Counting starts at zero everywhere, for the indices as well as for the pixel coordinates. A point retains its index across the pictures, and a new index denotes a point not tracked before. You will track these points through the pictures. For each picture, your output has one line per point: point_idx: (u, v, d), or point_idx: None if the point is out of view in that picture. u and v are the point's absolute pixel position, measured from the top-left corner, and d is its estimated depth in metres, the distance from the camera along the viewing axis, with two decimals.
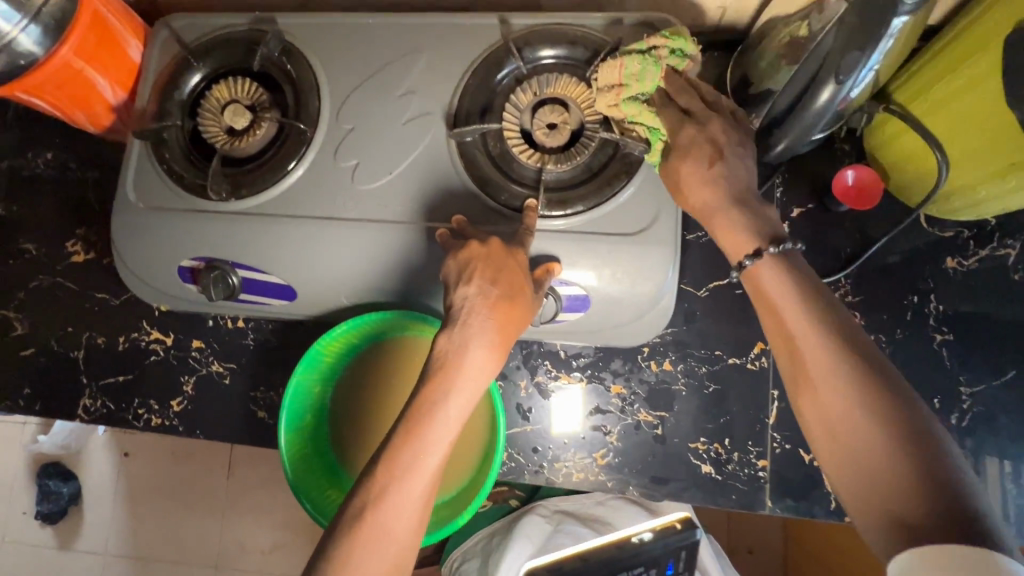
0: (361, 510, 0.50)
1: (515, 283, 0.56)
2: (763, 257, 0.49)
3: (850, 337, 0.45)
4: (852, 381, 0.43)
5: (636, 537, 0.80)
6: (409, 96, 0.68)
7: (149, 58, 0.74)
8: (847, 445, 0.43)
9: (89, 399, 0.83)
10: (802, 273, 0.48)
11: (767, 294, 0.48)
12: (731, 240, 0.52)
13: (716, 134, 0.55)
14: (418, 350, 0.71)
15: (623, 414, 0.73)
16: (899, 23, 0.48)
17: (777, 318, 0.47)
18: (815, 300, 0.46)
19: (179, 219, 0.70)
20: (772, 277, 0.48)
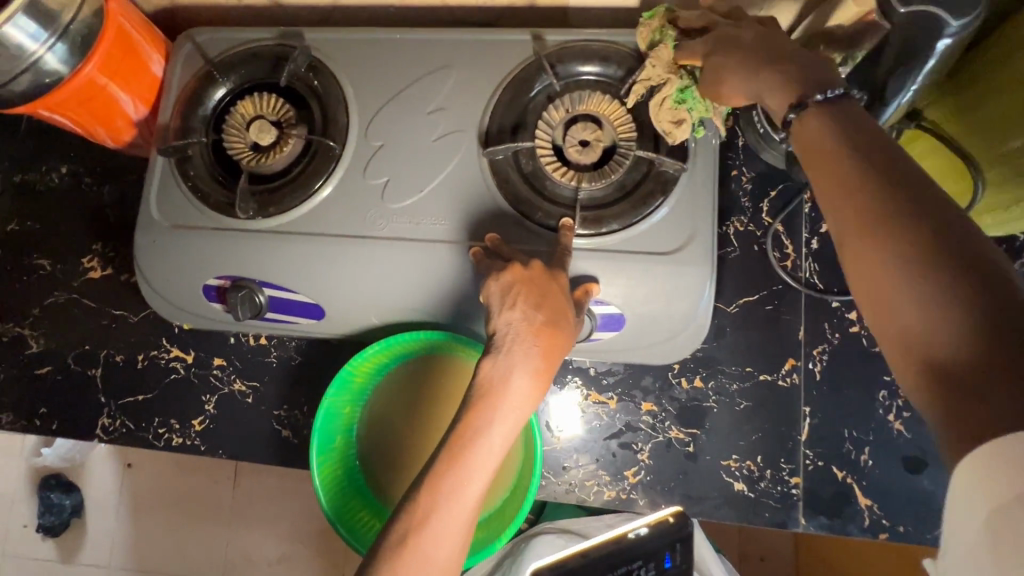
0: (403, 539, 0.48)
1: (558, 309, 0.56)
2: (806, 106, 0.41)
3: (908, 172, 0.36)
4: (909, 221, 0.34)
5: (632, 532, 0.71)
6: (439, 112, 0.68)
7: (171, 74, 0.73)
8: (887, 294, 0.34)
9: (108, 418, 0.81)
10: (852, 114, 0.40)
11: (807, 146, 0.40)
12: (773, 105, 0.45)
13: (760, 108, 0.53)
14: (463, 372, 0.69)
15: (653, 431, 0.73)
16: (942, 46, 0.49)
17: (818, 166, 0.39)
18: (865, 138, 0.38)
19: (205, 238, 0.69)
20: (816, 123, 0.40)
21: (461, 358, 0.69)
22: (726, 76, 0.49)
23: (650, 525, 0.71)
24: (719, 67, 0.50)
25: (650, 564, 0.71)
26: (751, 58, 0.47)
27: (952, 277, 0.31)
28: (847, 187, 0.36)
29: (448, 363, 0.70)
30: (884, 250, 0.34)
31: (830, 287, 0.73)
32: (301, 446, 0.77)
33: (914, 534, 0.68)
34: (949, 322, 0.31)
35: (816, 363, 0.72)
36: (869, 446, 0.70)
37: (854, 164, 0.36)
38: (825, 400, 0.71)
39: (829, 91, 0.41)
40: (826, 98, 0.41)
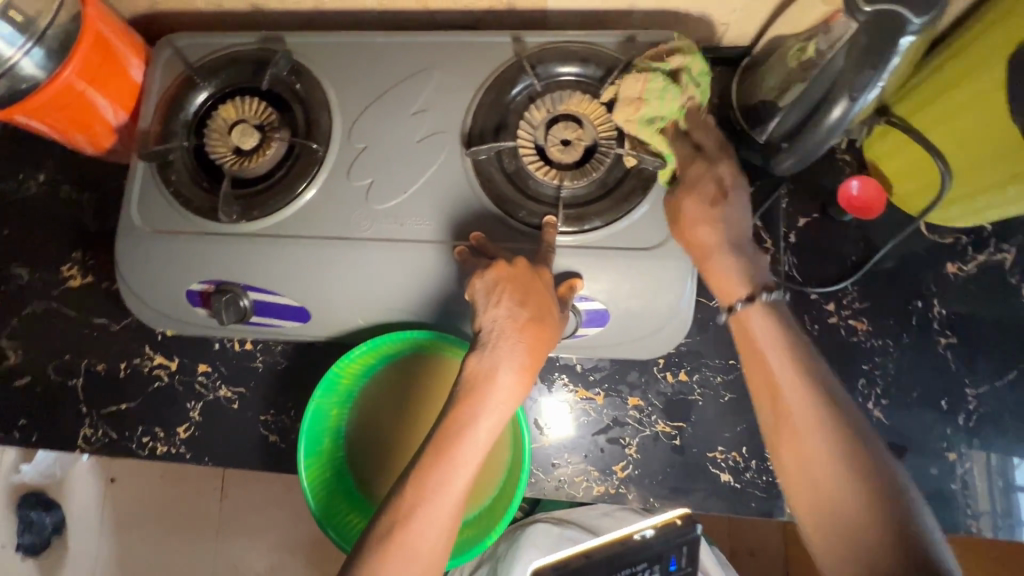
0: (388, 531, 0.49)
1: (543, 305, 0.57)
2: (753, 301, 0.54)
3: (820, 369, 0.50)
4: (826, 418, 0.48)
5: (637, 534, 0.68)
6: (422, 113, 0.68)
7: (152, 78, 0.72)
8: (816, 473, 0.47)
9: (90, 429, 0.80)
10: (783, 314, 0.54)
11: (746, 333, 0.54)
12: (723, 285, 0.57)
13: (711, 199, 0.59)
14: (451, 370, 0.70)
15: (640, 426, 0.74)
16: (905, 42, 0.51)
17: (757, 356, 0.52)
18: (793, 336, 0.52)
19: (187, 242, 0.68)
20: (757, 318, 0.54)
21: (448, 356, 0.69)
22: (688, 211, 0.59)
23: (657, 529, 0.69)
24: (682, 208, 0.60)
25: (658, 566, 0.72)
26: (704, 210, 0.59)
27: (856, 469, 0.46)
28: (782, 379, 0.50)
29: (435, 362, 0.70)
30: (811, 441, 0.47)
31: (808, 279, 0.75)
32: (289, 451, 0.77)
33: None
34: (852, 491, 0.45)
35: None
36: None
37: (788, 367, 0.50)
38: None
39: (769, 293, 0.55)
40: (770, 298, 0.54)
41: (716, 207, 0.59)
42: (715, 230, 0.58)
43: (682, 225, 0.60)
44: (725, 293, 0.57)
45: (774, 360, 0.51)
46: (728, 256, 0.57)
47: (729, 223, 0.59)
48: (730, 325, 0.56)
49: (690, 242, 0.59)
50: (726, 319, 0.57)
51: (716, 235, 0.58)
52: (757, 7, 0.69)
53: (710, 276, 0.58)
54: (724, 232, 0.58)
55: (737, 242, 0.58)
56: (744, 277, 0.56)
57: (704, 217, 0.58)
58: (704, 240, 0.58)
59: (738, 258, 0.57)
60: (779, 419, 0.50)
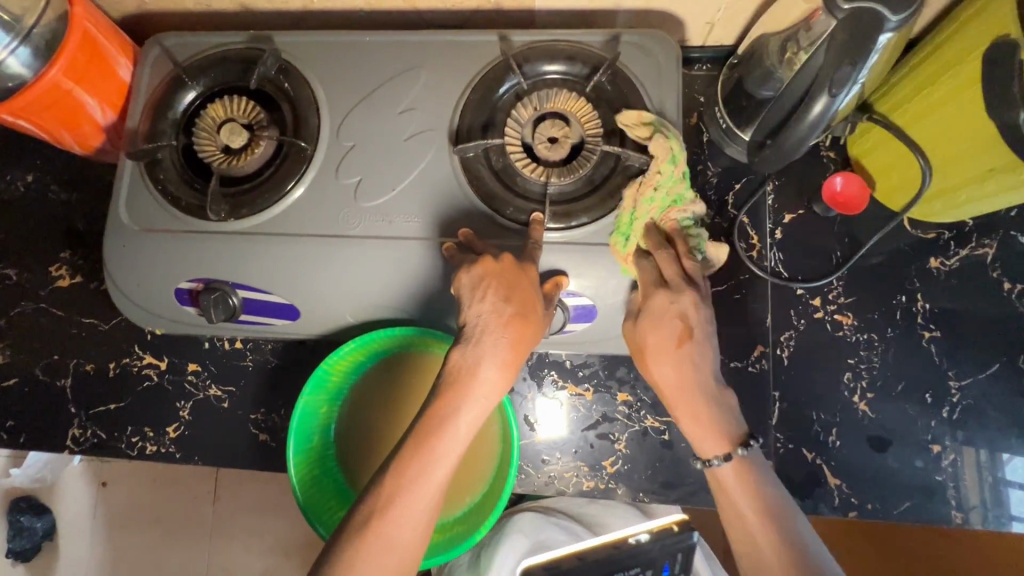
0: (366, 520, 0.50)
1: (527, 302, 0.57)
2: (729, 459, 0.55)
3: (794, 530, 0.52)
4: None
5: (633, 538, 0.75)
6: (410, 112, 0.69)
7: (140, 78, 0.72)
8: None
9: (79, 430, 0.80)
10: (759, 466, 0.55)
11: (725, 491, 0.55)
12: (701, 436, 0.56)
13: (678, 338, 0.58)
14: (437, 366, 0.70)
15: (630, 421, 0.74)
16: (884, 39, 0.54)
17: (736, 515, 0.54)
18: (768, 493, 0.54)
19: (176, 241, 0.68)
20: (732, 472, 0.55)
21: (437, 353, 0.69)
22: (653, 343, 0.59)
23: (652, 533, 0.76)
24: (646, 339, 0.60)
25: (649, 570, 0.75)
26: (670, 348, 0.58)
27: None
28: (754, 539, 0.52)
29: (423, 359, 0.71)
30: None
31: (794, 274, 0.76)
32: (279, 449, 0.76)
33: (882, 511, 0.70)
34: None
35: (783, 348, 0.74)
36: (837, 427, 0.72)
37: (757, 526, 0.52)
38: (792, 386, 0.73)
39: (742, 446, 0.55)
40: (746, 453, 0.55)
41: (682, 352, 0.58)
42: (681, 372, 0.58)
43: (648, 360, 0.59)
44: (705, 443, 0.56)
45: (751, 521, 0.53)
46: (702, 406, 0.57)
47: (696, 365, 0.58)
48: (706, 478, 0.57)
49: (659, 385, 0.59)
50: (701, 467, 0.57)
51: (682, 377, 0.57)
52: (740, 6, 0.70)
53: (683, 420, 0.58)
54: (693, 376, 0.57)
55: (707, 387, 0.57)
56: (718, 431, 0.56)
57: (672, 357, 0.58)
58: (676, 382, 0.58)
59: (710, 408, 0.56)
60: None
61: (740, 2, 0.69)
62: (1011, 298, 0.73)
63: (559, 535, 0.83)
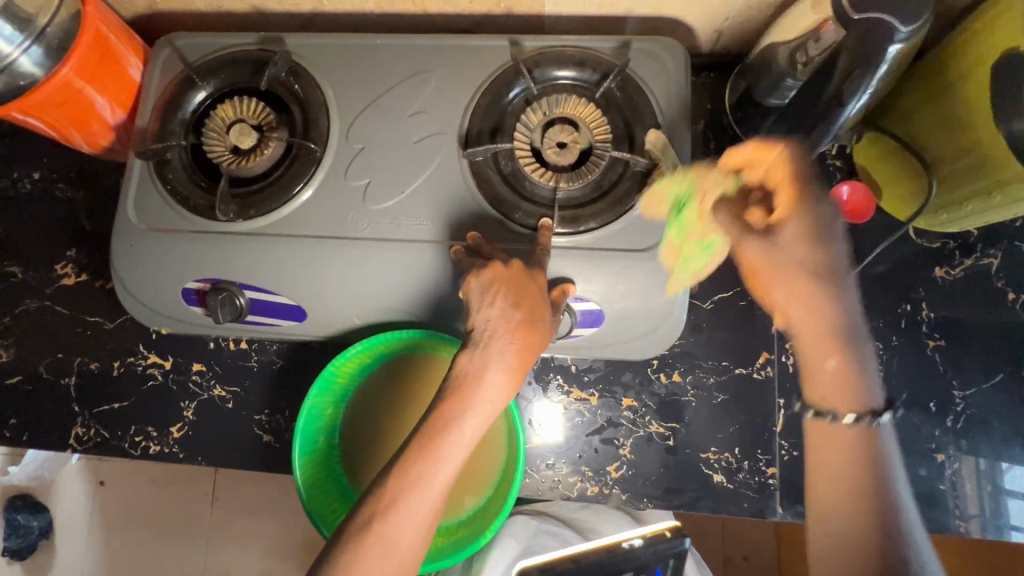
0: (366, 523, 0.49)
1: (536, 308, 0.57)
2: (854, 417, 0.52)
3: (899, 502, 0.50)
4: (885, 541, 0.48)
5: (626, 542, 0.76)
6: (420, 115, 0.69)
7: (150, 78, 0.73)
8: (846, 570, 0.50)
9: (82, 428, 0.79)
10: (881, 444, 0.52)
11: (821, 441, 0.53)
12: (828, 376, 0.54)
13: (819, 274, 0.55)
14: (443, 368, 0.70)
15: (634, 426, 0.74)
16: (893, 50, 0.54)
17: (829, 466, 0.53)
18: (880, 465, 0.52)
19: (184, 240, 0.68)
20: (846, 432, 0.52)
21: (444, 356, 0.69)
22: (785, 271, 0.57)
23: (645, 538, 0.77)
24: (778, 267, 0.57)
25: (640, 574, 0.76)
26: (806, 278, 0.55)
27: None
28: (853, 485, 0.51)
29: (428, 361, 0.71)
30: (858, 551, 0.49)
31: None
32: (283, 450, 0.76)
33: None
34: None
35: (789, 356, 0.74)
36: None
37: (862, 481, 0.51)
38: (797, 393, 0.73)
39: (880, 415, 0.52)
40: (882, 420, 0.52)
41: (826, 294, 0.55)
42: (815, 308, 0.55)
43: (766, 287, 0.58)
44: (831, 381, 0.54)
45: (847, 486, 0.51)
46: (840, 347, 0.53)
47: (841, 308, 0.54)
48: (807, 424, 0.55)
49: (782, 310, 0.57)
50: (807, 412, 0.55)
51: (811, 311, 0.55)
52: (749, 14, 0.71)
53: (809, 357, 0.55)
54: (832, 318, 0.54)
55: (840, 333, 0.54)
56: (848, 385, 0.53)
57: (805, 294, 0.55)
58: (800, 317, 0.55)
59: (849, 358, 0.53)
60: (832, 525, 0.51)
61: (749, 11, 0.70)
62: (1014, 308, 0.74)
63: (550, 542, 0.83)
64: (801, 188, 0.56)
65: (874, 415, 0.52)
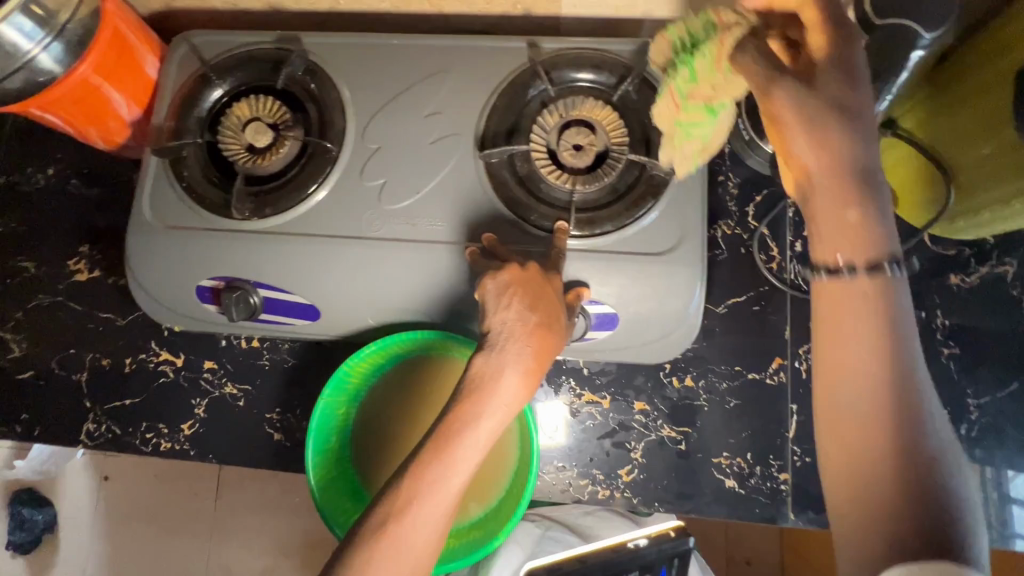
0: (381, 524, 0.49)
1: (552, 311, 0.57)
2: (866, 271, 0.40)
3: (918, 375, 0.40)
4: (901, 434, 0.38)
5: (631, 542, 0.77)
6: (435, 115, 0.69)
7: (166, 75, 0.73)
8: (858, 464, 0.39)
9: (93, 424, 0.80)
10: (899, 302, 0.40)
11: (834, 305, 0.41)
12: (840, 227, 0.41)
13: (837, 110, 0.41)
14: (458, 372, 0.70)
15: (646, 430, 0.74)
16: (915, 56, 0.54)
17: (841, 333, 0.41)
18: (898, 324, 0.40)
19: (199, 238, 0.69)
20: (856, 289, 0.40)
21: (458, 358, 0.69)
22: (794, 117, 0.41)
23: (650, 538, 0.78)
24: (778, 108, 0.42)
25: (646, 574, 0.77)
26: (825, 116, 0.41)
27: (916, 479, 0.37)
28: (866, 361, 0.40)
29: (442, 362, 0.71)
30: (876, 444, 0.39)
31: None
32: (294, 449, 0.76)
33: None
34: (906, 515, 0.37)
35: (803, 361, 0.74)
36: None
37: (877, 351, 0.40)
38: (810, 399, 0.73)
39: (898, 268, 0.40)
40: (894, 274, 0.40)
41: (842, 127, 0.40)
42: (839, 138, 0.40)
43: (785, 134, 0.42)
44: (829, 233, 0.41)
45: (858, 351, 0.40)
46: (857, 193, 0.40)
47: (859, 148, 0.40)
48: (814, 287, 0.43)
49: (801, 163, 0.42)
50: (814, 272, 0.42)
51: (840, 147, 0.40)
52: None
53: (822, 215, 0.41)
54: (851, 159, 0.40)
55: (864, 177, 0.40)
56: (867, 238, 0.40)
57: (826, 128, 0.41)
58: (811, 156, 0.41)
59: (870, 208, 0.40)
60: (841, 406, 0.41)
61: None
62: None
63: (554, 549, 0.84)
64: (836, 22, 0.43)
65: (891, 266, 0.39)
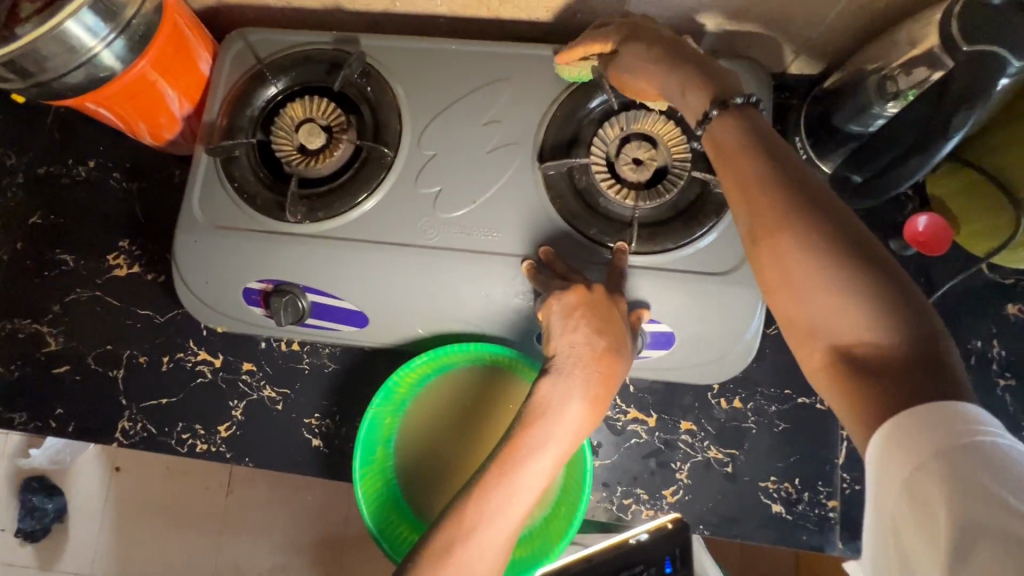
0: (445, 552, 0.48)
1: (617, 335, 0.56)
2: (726, 111, 0.47)
3: (806, 177, 0.42)
4: (815, 228, 0.39)
5: (633, 538, 0.71)
6: (493, 124, 0.68)
7: (220, 73, 0.72)
8: (791, 278, 0.40)
9: (128, 422, 0.79)
10: (759, 121, 0.46)
11: (720, 143, 0.46)
12: (691, 104, 0.50)
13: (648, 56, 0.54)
14: (522, 392, 0.68)
15: (692, 451, 0.73)
16: (1002, 83, 0.53)
17: (737, 168, 0.44)
18: (770, 142, 0.44)
19: (248, 239, 0.67)
20: (730, 124, 0.46)
21: (522, 377, 0.67)
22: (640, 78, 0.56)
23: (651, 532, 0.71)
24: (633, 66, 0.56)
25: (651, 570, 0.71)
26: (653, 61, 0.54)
27: (845, 267, 0.38)
28: (756, 177, 0.43)
29: (506, 381, 0.68)
30: (790, 247, 0.40)
31: None
32: (333, 455, 0.75)
33: None
34: (851, 315, 0.38)
35: None
36: None
37: (763, 165, 0.43)
38: None
39: (742, 98, 0.47)
40: (739, 102, 0.47)
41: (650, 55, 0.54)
42: (649, 64, 0.54)
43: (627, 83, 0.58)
44: (692, 113, 0.50)
45: (749, 174, 0.43)
46: (675, 75, 0.52)
47: (677, 52, 0.53)
48: (703, 147, 0.49)
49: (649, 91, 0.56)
50: (699, 138, 0.49)
51: (655, 60, 0.54)
52: (833, 36, 0.69)
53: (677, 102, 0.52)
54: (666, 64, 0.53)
55: (685, 63, 0.52)
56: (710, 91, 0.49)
57: (639, 54, 0.55)
58: (649, 81, 0.55)
59: (698, 72, 0.50)
60: (752, 228, 0.43)
61: (835, 33, 0.68)
62: None
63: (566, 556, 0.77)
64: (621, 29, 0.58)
65: (720, 105, 0.47)
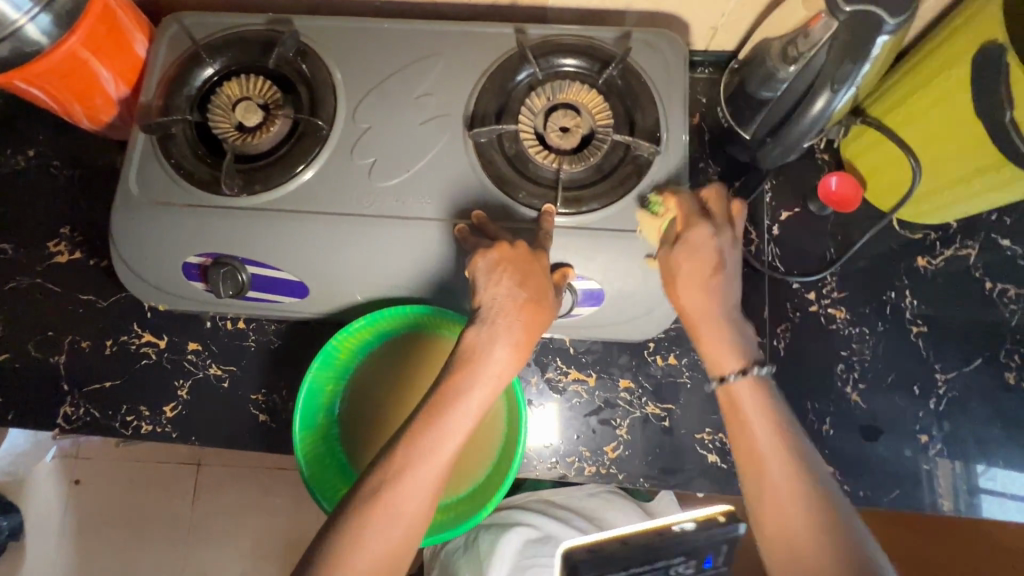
0: (376, 490, 0.49)
1: (541, 289, 0.58)
2: (744, 375, 0.55)
3: (807, 455, 0.51)
4: (814, 507, 0.49)
5: (675, 524, 0.63)
6: (425, 97, 0.70)
7: (155, 55, 0.73)
8: (796, 544, 0.48)
9: (71, 408, 0.78)
10: (767, 390, 0.55)
11: (734, 404, 0.55)
12: (715, 353, 0.57)
13: (707, 277, 0.59)
14: (445, 345, 0.72)
15: (631, 407, 0.75)
16: (881, 41, 0.56)
17: (749, 430, 0.53)
18: (782, 420, 0.53)
19: (184, 214, 0.68)
20: (748, 390, 0.54)
21: (449, 334, 0.71)
22: (685, 291, 0.60)
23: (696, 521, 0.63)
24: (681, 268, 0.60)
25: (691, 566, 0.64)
26: (709, 299, 0.59)
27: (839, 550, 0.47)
28: (767, 448, 0.51)
29: (433, 339, 0.72)
30: (795, 520, 0.49)
31: (791, 269, 0.78)
32: (279, 430, 0.76)
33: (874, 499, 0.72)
34: None
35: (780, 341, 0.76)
36: (831, 417, 0.74)
37: (772, 434, 0.52)
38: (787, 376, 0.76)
39: (759, 368, 0.55)
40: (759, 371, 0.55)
41: (710, 287, 0.59)
42: (700, 290, 0.59)
43: (676, 286, 0.60)
44: (713, 363, 0.57)
45: (762, 440, 0.52)
46: (719, 331, 0.57)
47: (724, 295, 0.59)
48: (717, 395, 0.56)
49: (687, 312, 0.59)
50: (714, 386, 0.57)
51: (709, 304, 0.59)
52: (743, 11, 0.74)
53: (702, 345, 0.58)
54: (715, 304, 0.59)
55: (725, 316, 0.58)
56: (736, 354, 0.56)
57: (694, 272, 0.60)
58: (687, 293, 0.60)
59: (730, 333, 0.57)
60: (758, 496, 0.51)
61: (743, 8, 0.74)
62: (992, 298, 0.77)
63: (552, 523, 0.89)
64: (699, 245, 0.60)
65: (741, 373, 0.55)
